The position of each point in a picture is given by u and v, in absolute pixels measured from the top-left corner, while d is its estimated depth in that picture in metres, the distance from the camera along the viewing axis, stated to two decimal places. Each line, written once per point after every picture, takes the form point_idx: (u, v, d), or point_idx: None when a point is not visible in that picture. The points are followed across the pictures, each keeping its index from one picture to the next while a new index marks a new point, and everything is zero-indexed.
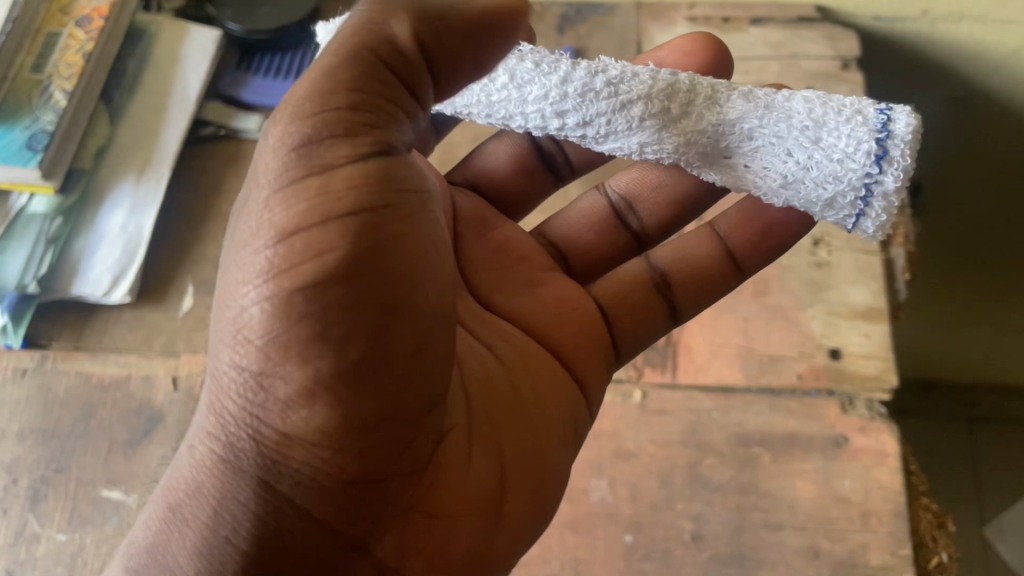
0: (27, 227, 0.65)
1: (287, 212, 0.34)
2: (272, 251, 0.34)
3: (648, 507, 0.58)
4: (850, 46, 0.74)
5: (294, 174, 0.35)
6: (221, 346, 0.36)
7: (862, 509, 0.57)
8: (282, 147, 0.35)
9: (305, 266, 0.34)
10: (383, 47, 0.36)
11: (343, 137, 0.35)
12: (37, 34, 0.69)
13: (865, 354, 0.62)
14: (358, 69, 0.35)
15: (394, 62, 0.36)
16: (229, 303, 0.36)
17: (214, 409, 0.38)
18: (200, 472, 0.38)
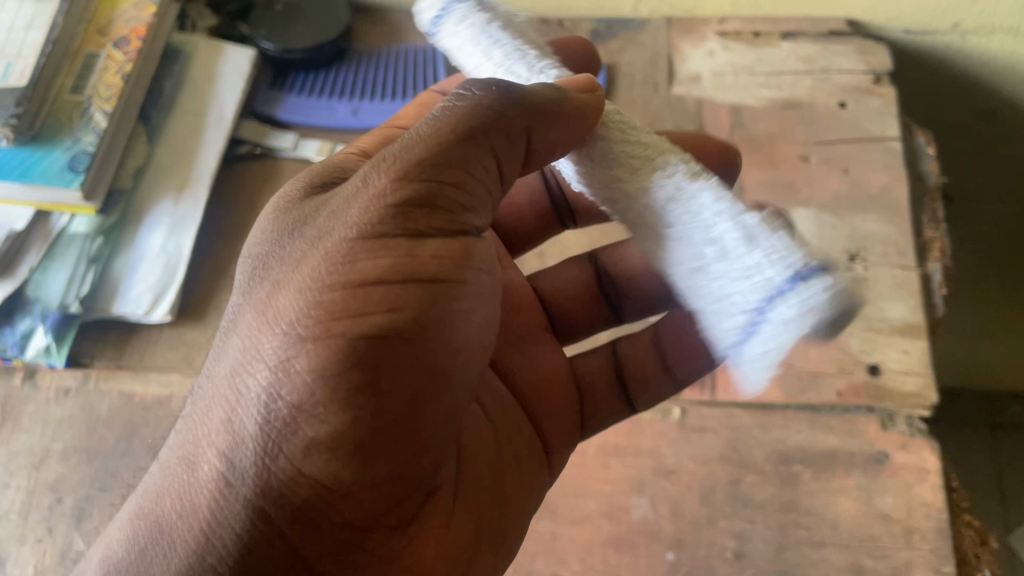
0: (69, 247, 0.66)
1: (359, 262, 0.34)
2: (332, 296, 0.34)
3: (690, 524, 0.58)
4: (882, 60, 0.74)
5: (378, 230, 0.35)
6: (255, 370, 0.34)
7: (905, 526, 0.57)
8: (371, 201, 0.35)
9: (368, 318, 0.34)
10: (496, 120, 0.37)
11: (438, 206, 0.36)
12: (76, 56, 0.70)
13: (905, 370, 0.62)
14: (469, 142, 0.36)
15: (502, 134, 0.38)
16: (277, 329, 0.34)
17: (226, 426, 0.35)
18: (194, 491, 0.36)
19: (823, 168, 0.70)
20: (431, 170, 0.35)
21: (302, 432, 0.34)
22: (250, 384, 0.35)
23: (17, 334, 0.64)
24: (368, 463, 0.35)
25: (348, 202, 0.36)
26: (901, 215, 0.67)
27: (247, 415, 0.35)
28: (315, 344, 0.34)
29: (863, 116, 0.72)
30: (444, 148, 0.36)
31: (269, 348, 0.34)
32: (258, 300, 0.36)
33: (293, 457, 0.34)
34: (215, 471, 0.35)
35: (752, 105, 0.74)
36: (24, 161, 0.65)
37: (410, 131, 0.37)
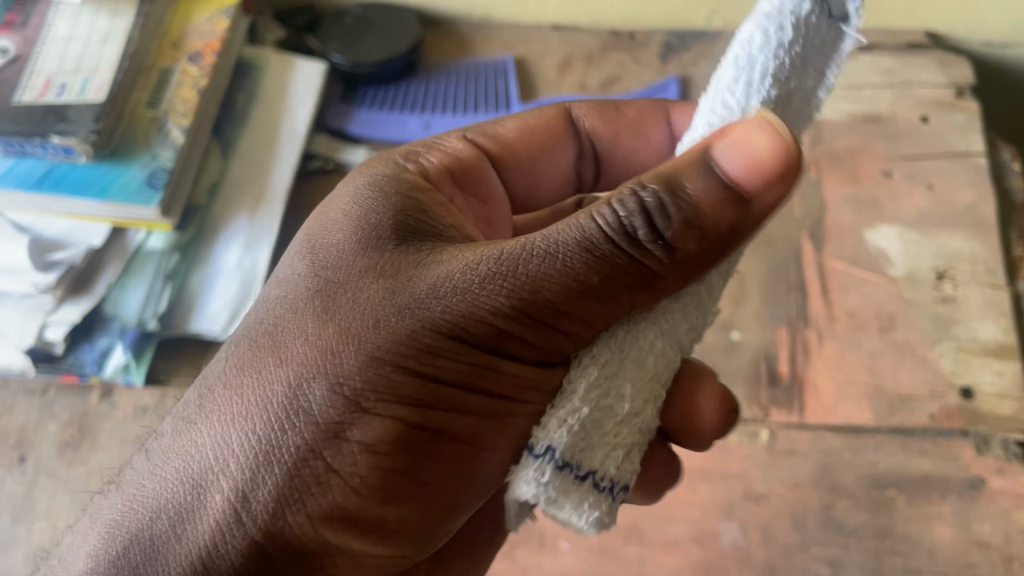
0: (146, 264, 0.66)
1: (439, 353, 0.34)
2: (408, 385, 0.34)
3: (782, 550, 0.57)
4: (964, 73, 0.73)
5: (460, 331, 0.34)
6: (298, 422, 0.34)
7: (1004, 554, 0.56)
8: (474, 305, 0.34)
9: (427, 411, 0.34)
10: (642, 272, 0.33)
11: (536, 342, 0.34)
12: (151, 71, 0.70)
13: (999, 393, 0.60)
14: (606, 300, 0.33)
15: (636, 276, 0.33)
16: (337, 390, 0.34)
17: (252, 465, 0.34)
18: (195, 520, 0.34)
19: (906, 184, 0.69)
20: (545, 305, 0.33)
21: (329, 496, 0.34)
22: (292, 437, 0.34)
23: (96, 351, 0.63)
24: (381, 539, 0.36)
25: (447, 288, 0.34)
26: (990, 232, 0.66)
27: (280, 467, 0.34)
28: (376, 421, 0.34)
29: (946, 130, 0.70)
30: (575, 288, 0.33)
31: (321, 406, 0.34)
32: (320, 343, 0.34)
33: (313, 518, 0.34)
34: (225, 510, 0.34)
35: (831, 119, 0.72)
36: (102, 177, 0.65)
37: (553, 247, 0.34)
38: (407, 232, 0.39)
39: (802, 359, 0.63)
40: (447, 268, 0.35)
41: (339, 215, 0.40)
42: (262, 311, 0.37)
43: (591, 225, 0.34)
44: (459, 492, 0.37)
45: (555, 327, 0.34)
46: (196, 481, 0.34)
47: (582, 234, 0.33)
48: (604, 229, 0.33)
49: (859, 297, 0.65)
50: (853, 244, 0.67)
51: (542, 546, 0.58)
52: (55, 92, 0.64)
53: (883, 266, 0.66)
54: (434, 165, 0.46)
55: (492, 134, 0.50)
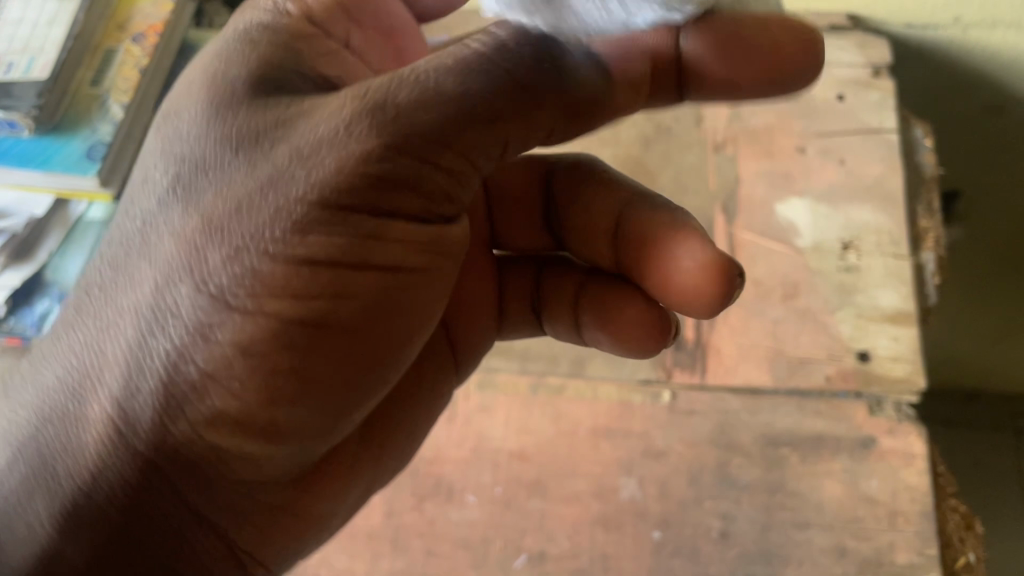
0: (86, 233, 0.69)
1: (306, 236, 0.35)
2: (263, 266, 0.36)
3: (677, 505, 0.59)
4: (881, 53, 0.75)
5: (330, 204, 0.35)
6: (169, 323, 0.37)
7: (889, 509, 0.58)
8: (340, 167, 0.35)
9: (297, 300, 0.36)
10: (516, 82, 0.35)
11: (420, 191, 0.36)
12: (96, 51, 0.73)
13: (894, 357, 0.63)
14: (489, 121, 0.35)
15: (517, 90, 0.35)
16: (204, 287, 0.36)
17: (132, 363, 0.38)
18: (92, 424, 0.39)
19: (819, 159, 0.71)
20: (421, 151, 0.35)
21: (208, 400, 0.37)
22: (161, 339, 0.37)
23: (35, 315, 0.66)
24: (269, 438, 0.39)
25: (309, 156, 0.35)
26: (896, 205, 0.68)
27: (151, 367, 0.37)
28: (245, 318, 0.36)
29: (860, 108, 0.73)
30: (447, 123, 0.35)
31: (191, 305, 0.37)
32: (185, 239, 0.37)
33: (196, 423, 0.38)
34: (118, 412, 0.38)
35: None
36: (44, 150, 0.68)
37: (429, 75, 0.35)
38: (291, 86, 0.40)
39: (708, 325, 0.66)
40: (311, 123, 0.36)
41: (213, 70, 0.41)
42: (139, 195, 0.40)
43: (464, 49, 0.35)
44: (358, 365, 0.40)
45: (432, 163, 0.35)
46: (84, 390, 0.39)
47: (457, 60, 0.35)
48: (480, 49, 0.35)
49: (767, 266, 0.67)
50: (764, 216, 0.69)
51: (448, 500, 0.61)
52: (1, 69, 0.67)
53: (792, 237, 0.68)
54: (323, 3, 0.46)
55: None
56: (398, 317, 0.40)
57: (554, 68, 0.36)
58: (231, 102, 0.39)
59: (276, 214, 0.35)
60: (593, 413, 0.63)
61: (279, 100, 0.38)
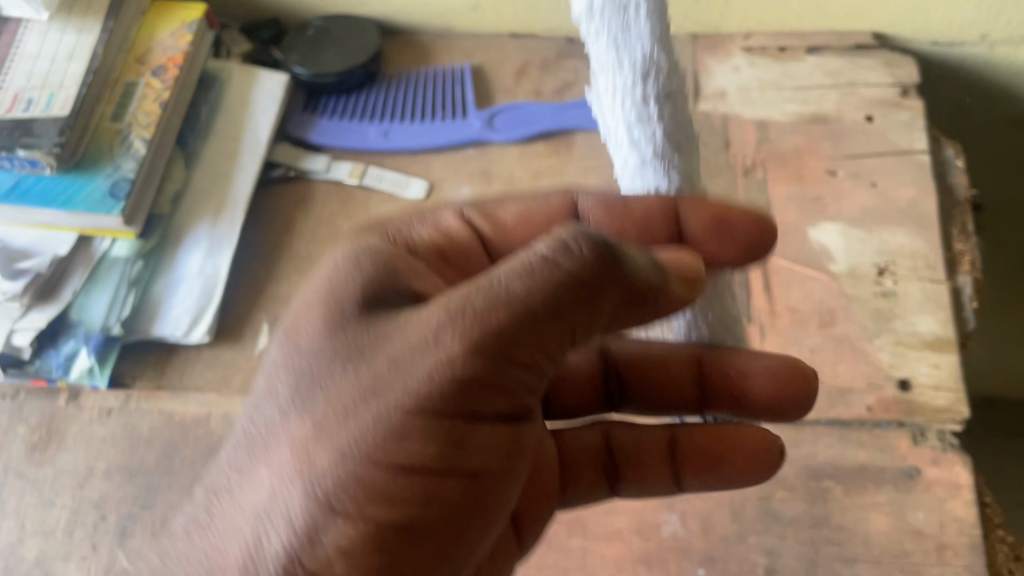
0: (111, 270, 0.68)
1: (404, 441, 0.35)
2: (364, 471, 0.35)
3: (721, 541, 0.59)
4: (909, 72, 0.74)
5: (428, 410, 0.35)
6: (278, 526, 0.35)
7: (937, 542, 0.57)
8: (435, 374, 0.34)
9: (399, 504, 0.35)
10: (583, 284, 0.34)
11: (505, 391, 0.36)
12: (116, 84, 0.72)
13: (936, 385, 0.62)
14: (558, 317, 0.35)
15: (588, 289, 0.35)
16: (310, 492, 0.35)
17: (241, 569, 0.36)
18: None
19: (850, 182, 0.70)
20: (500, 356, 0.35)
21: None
22: (272, 544, 0.36)
23: (61, 356, 0.65)
24: None
25: (407, 364, 0.35)
26: (931, 228, 0.67)
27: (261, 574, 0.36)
28: (345, 520, 0.35)
29: (890, 128, 0.72)
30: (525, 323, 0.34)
31: (298, 510, 0.35)
32: (296, 447, 0.36)
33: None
34: None
35: (778, 120, 0.74)
36: (67, 189, 0.67)
37: (503, 283, 0.35)
38: (383, 297, 0.39)
39: None
40: (405, 333, 0.36)
41: (308, 292, 0.40)
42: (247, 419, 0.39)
43: (532, 254, 0.35)
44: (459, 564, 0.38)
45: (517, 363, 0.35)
46: None
47: (528, 267, 0.35)
48: (546, 255, 0.34)
49: (802, 293, 0.66)
50: (797, 241, 0.68)
51: None
52: (22, 107, 0.66)
53: (826, 263, 0.67)
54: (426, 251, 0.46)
55: (489, 216, 0.47)
56: (488, 518, 0.38)
57: (617, 268, 0.35)
58: (330, 315, 0.38)
59: (380, 421, 0.35)
60: None
61: (376, 314, 0.38)
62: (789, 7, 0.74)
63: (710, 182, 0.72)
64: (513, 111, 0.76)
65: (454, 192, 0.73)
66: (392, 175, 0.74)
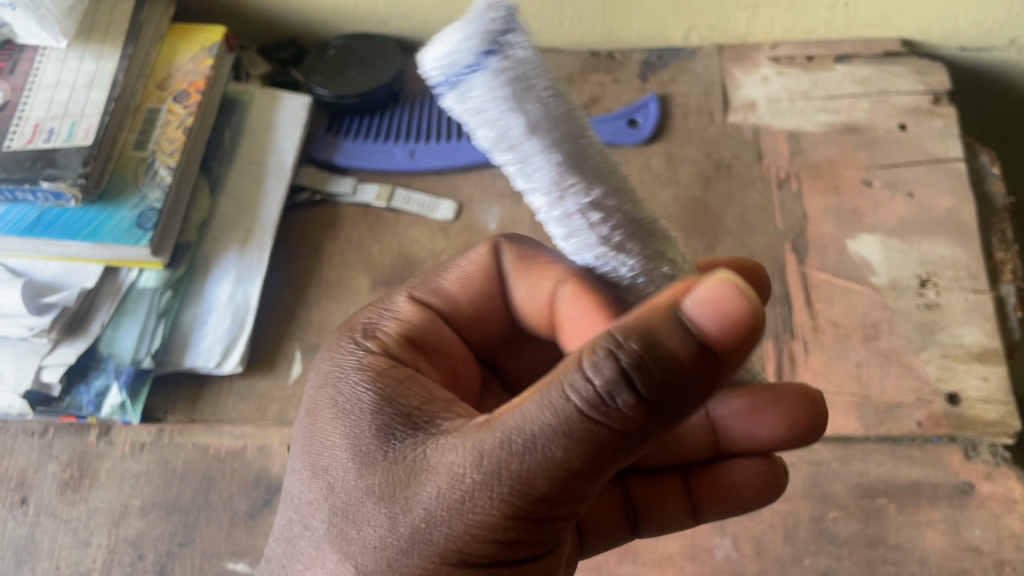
0: (140, 302, 0.67)
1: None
2: None
3: (775, 563, 0.58)
4: (941, 79, 0.73)
5: (467, 562, 0.34)
6: None
7: (995, 559, 0.56)
8: (473, 532, 0.33)
9: None
10: (624, 437, 0.31)
11: (536, 534, 0.34)
12: (137, 111, 0.71)
13: (986, 398, 0.61)
14: (593, 477, 0.32)
15: (619, 436, 0.31)
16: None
17: None
18: None
19: (886, 192, 0.69)
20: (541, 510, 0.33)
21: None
22: None
23: (92, 392, 0.64)
24: None
25: (443, 517, 0.33)
26: (972, 238, 0.66)
27: None
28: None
29: (924, 137, 0.71)
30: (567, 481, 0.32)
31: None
32: None
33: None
34: None
35: (810, 130, 0.73)
36: (92, 221, 0.66)
37: (535, 435, 0.32)
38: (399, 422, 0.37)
39: (789, 372, 0.64)
40: (436, 479, 0.34)
41: (331, 416, 0.39)
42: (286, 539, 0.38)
43: (567, 401, 0.31)
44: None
45: (553, 515, 0.33)
46: None
47: (561, 420, 0.31)
48: (580, 406, 0.31)
49: (844, 307, 0.65)
50: (836, 254, 0.68)
51: None
52: (44, 138, 0.65)
53: (867, 275, 0.66)
54: (393, 338, 0.44)
55: (434, 289, 0.48)
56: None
57: (653, 395, 0.31)
58: (359, 447, 0.37)
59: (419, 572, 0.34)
60: None
61: (404, 445, 0.36)
62: (818, 17, 0.74)
63: (744, 196, 0.71)
64: None
65: (484, 212, 0.72)
66: (420, 197, 0.73)
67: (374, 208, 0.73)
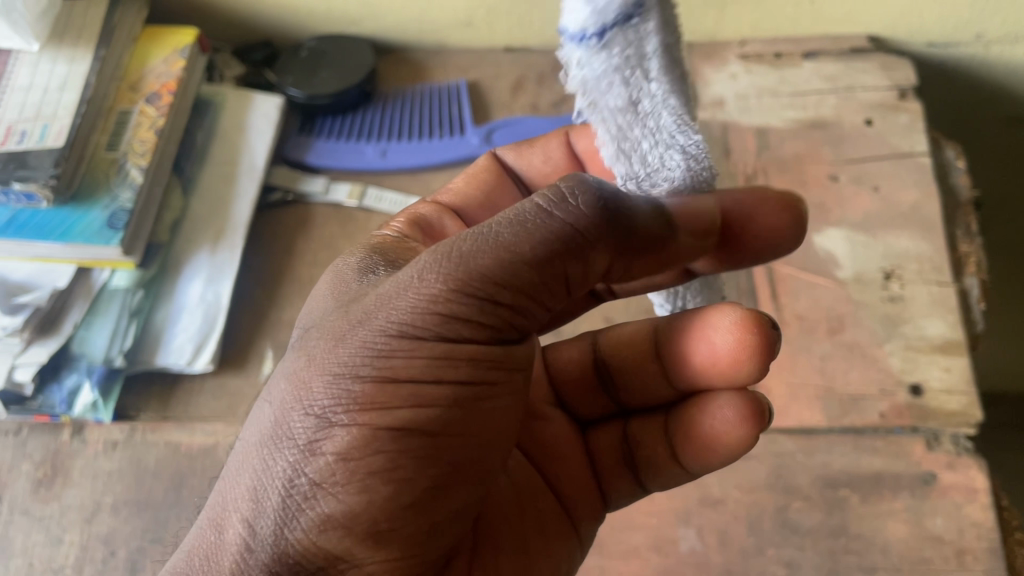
0: (111, 303, 0.67)
1: (391, 359, 0.35)
2: (363, 387, 0.35)
3: (739, 554, 0.58)
4: (907, 74, 0.73)
5: (410, 331, 0.35)
6: (290, 445, 0.36)
7: (957, 547, 0.57)
8: (418, 301, 0.35)
9: (396, 417, 0.35)
10: (580, 233, 0.35)
11: (490, 319, 0.36)
12: (109, 113, 0.71)
13: (948, 389, 0.61)
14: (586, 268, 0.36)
15: (607, 227, 0.35)
16: (309, 410, 0.35)
17: (252, 491, 0.36)
18: (221, 548, 0.37)
19: (852, 187, 0.70)
20: (485, 284, 0.35)
21: (318, 508, 0.35)
22: (285, 462, 0.35)
23: (64, 390, 0.65)
24: (373, 545, 0.36)
25: (396, 295, 0.36)
26: (935, 231, 0.67)
27: (270, 485, 0.36)
28: (344, 431, 0.35)
29: (890, 132, 0.72)
30: (515, 271, 0.35)
31: (301, 428, 0.35)
32: (304, 376, 0.37)
33: (309, 531, 0.35)
34: (240, 543, 0.36)
35: (777, 126, 0.74)
36: (63, 222, 0.66)
37: (513, 214, 0.36)
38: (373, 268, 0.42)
39: None
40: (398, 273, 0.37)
41: (342, 265, 0.43)
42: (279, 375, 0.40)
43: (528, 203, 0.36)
44: (468, 477, 0.38)
45: (509, 305, 0.35)
46: (220, 519, 0.37)
47: (516, 214, 0.36)
48: (541, 205, 0.36)
49: (809, 300, 0.66)
50: (802, 248, 0.68)
51: None
52: (15, 139, 0.65)
53: (832, 269, 0.67)
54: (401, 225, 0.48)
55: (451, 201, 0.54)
56: (495, 428, 0.38)
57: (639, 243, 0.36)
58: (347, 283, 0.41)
59: (370, 343, 0.36)
60: None
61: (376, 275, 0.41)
62: (785, 14, 0.74)
63: None
64: (512, 125, 0.76)
65: None
66: (392, 195, 0.74)
67: (347, 207, 0.74)
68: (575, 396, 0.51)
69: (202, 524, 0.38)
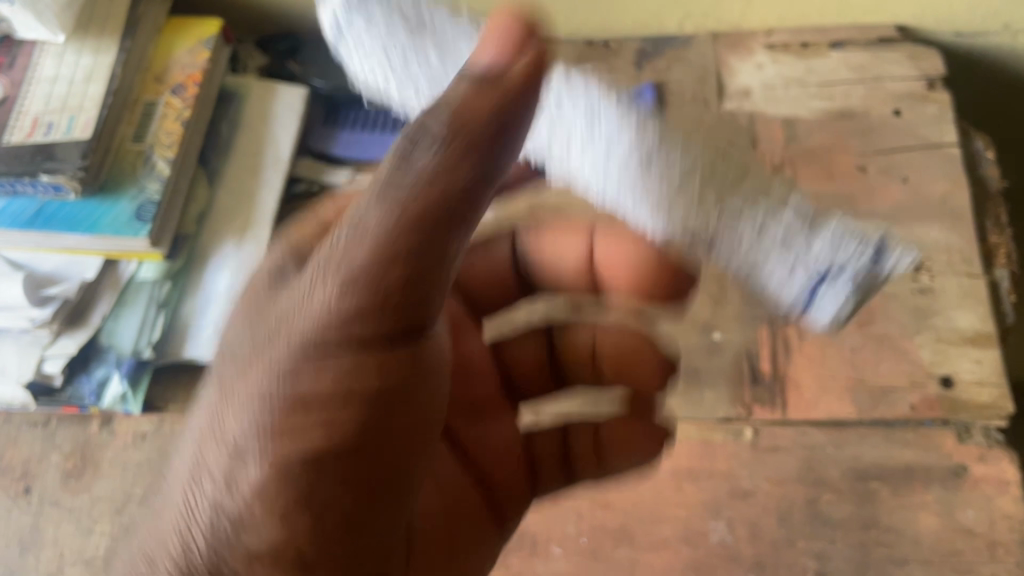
0: (139, 293, 0.67)
1: (301, 379, 0.35)
2: (275, 412, 0.35)
3: (769, 546, 0.58)
4: (936, 64, 0.73)
5: (316, 347, 0.35)
6: (208, 479, 0.36)
7: (988, 540, 0.57)
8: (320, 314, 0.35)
9: (313, 444, 0.35)
10: (459, 195, 0.34)
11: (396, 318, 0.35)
12: (135, 104, 0.71)
13: (979, 381, 0.61)
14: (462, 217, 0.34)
15: (473, 158, 0.33)
16: (225, 445, 0.36)
17: (176, 532, 0.37)
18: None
19: (881, 177, 0.69)
20: (380, 281, 0.34)
21: (247, 545, 0.36)
22: (205, 497, 0.36)
23: (93, 381, 0.65)
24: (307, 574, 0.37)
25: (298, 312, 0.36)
26: (965, 222, 0.67)
27: (194, 527, 0.36)
28: (259, 466, 0.35)
29: (919, 122, 0.71)
30: (398, 250, 0.33)
31: (218, 465, 0.36)
32: (214, 405, 0.37)
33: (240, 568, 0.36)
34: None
35: (804, 116, 0.73)
36: (91, 213, 0.66)
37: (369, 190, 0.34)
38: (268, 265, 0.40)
39: (783, 357, 0.64)
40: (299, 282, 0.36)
41: None
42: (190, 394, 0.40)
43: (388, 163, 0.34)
44: (391, 485, 0.39)
45: (405, 295, 0.35)
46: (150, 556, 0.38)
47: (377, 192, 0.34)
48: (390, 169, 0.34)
49: None
50: None
51: (534, 552, 0.60)
52: (42, 131, 0.65)
53: None
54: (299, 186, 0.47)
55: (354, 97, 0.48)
56: (412, 431, 0.39)
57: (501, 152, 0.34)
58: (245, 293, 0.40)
59: (277, 364, 0.35)
60: (673, 452, 0.62)
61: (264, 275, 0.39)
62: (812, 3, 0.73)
63: None
64: None
65: None
66: None
67: None
68: (529, 385, 0.64)
69: (134, 557, 0.39)
